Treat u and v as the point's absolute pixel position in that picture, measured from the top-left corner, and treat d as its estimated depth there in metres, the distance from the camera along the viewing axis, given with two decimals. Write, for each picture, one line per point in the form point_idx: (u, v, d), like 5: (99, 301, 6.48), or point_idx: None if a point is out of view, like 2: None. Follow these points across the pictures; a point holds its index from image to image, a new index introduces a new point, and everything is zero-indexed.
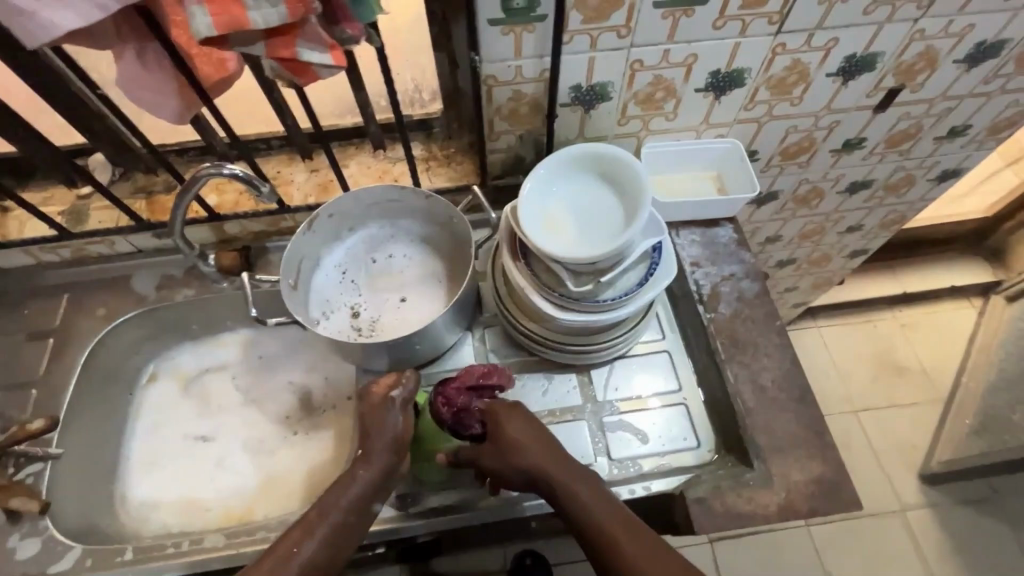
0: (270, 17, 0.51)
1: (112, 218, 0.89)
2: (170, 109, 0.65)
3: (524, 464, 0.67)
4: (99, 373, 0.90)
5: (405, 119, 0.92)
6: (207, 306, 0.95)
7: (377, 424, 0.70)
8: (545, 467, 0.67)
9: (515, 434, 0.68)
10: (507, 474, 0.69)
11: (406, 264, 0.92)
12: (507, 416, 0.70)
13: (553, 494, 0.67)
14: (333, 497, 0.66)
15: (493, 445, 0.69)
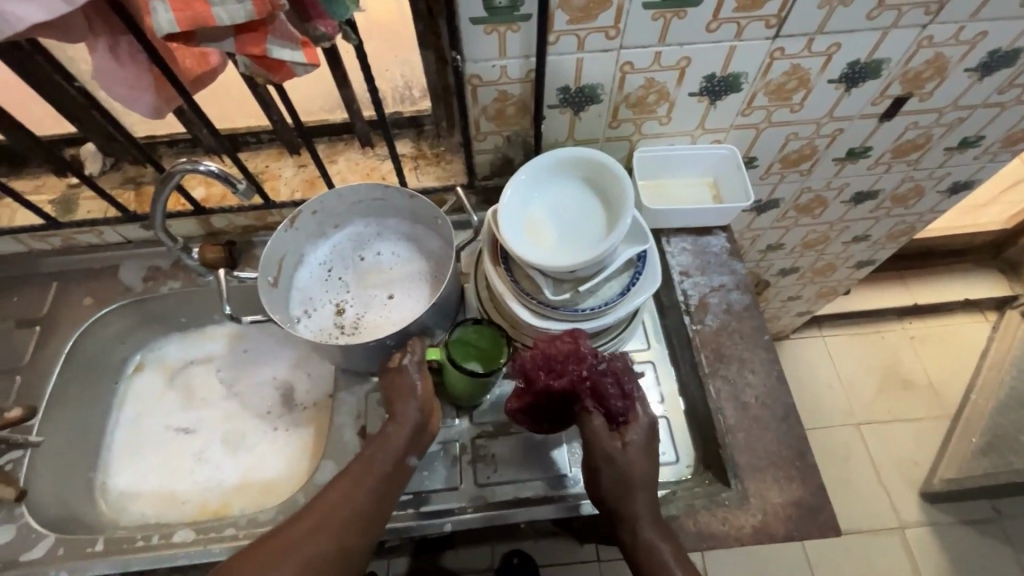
0: (235, 13, 0.50)
1: (101, 208, 0.90)
2: (147, 104, 0.64)
3: (630, 499, 0.67)
4: (85, 362, 0.91)
5: (395, 117, 0.91)
6: (192, 298, 0.95)
7: (400, 390, 0.72)
8: (646, 508, 0.67)
9: (639, 465, 0.67)
10: (611, 488, 0.67)
11: (394, 263, 0.90)
12: (639, 442, 0.69)
13: (633, 536, 0.67)
14: (358, 464, 0.68)
15: (623, 461, 0.67)
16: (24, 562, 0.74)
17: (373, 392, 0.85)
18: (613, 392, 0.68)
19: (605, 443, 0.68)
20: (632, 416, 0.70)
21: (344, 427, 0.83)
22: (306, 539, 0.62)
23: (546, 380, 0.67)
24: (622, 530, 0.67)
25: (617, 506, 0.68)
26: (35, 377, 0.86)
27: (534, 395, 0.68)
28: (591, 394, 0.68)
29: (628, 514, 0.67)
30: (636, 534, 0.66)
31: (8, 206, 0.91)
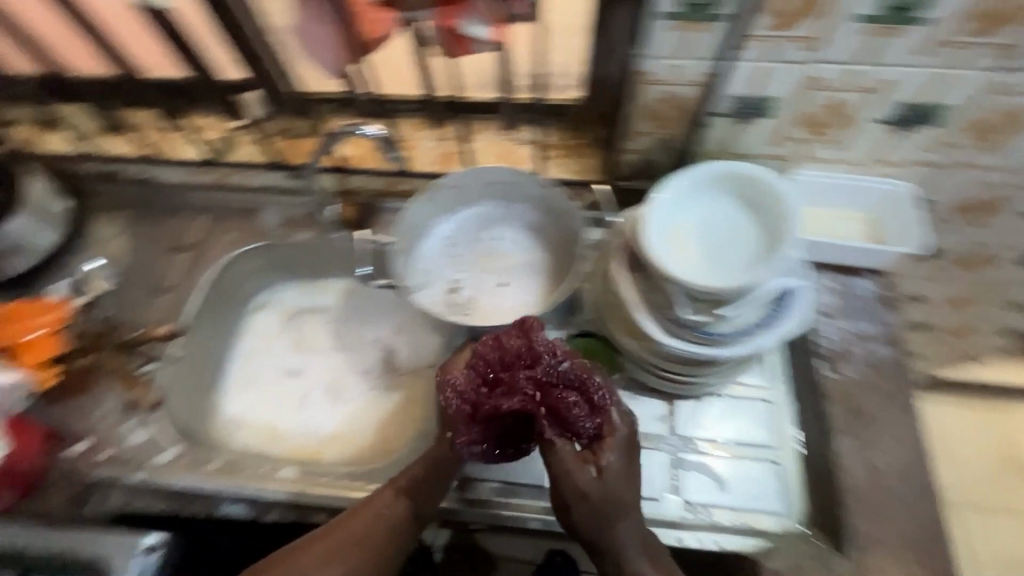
0: None
1: (256, 154, 0.98)
2: (336, 63, 0.68)
3: (611, 529, 0.64)
4: (220, 292, 0.97)
5: (540, 103, 0.86)
6: (317, 252, 0.99)
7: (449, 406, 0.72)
8: (629, 537, 0.64)
9: (619, 492, 0.63)
10: (590, 523, 0.63)
11: (513, 249, 0.88)
12: (618, 461, 0.64)
13: (617, 564, 0.64)
14: (403, 478, 0.70)
15: (600, 489, 0.63)
16: (153, 466, 0.79)
17: None
18: (579, 410, 0.64)
19: (575, 470, 0.63)
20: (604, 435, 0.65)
21: None
22: (350, 549, 0.65)
23: (491, 397, 0.65)
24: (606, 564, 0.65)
25: (598, 539, 0.64)
26: (182, 298, 0.93)
27: (482, 417, 0.66)
28: (551, 412, 0.65)
29: (609, 545, 0.64)
30: (618, 564, 0.64)
31: (181, 139, 0.99)
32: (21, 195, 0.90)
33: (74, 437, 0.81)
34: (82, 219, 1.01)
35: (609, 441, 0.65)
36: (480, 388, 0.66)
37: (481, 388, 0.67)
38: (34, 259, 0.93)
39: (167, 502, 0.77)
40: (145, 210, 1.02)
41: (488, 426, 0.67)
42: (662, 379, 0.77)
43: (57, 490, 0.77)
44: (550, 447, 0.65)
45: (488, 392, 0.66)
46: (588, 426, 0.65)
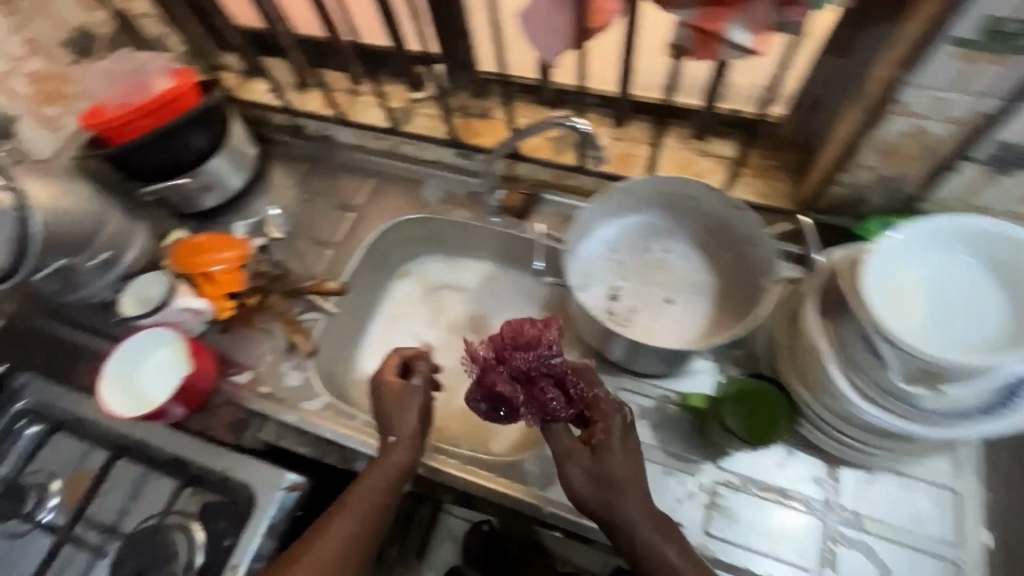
0: None
1: (432, 127, 0.99)
2: (552, 49, 0.64)
3: (618, 506, 0.63)
4: (375, 254, 1.01)
5: (736, 115, 0.82)
6: (470, 232, 1.00)
7: (402, 410, 0.72)
8: (638, 515, 0.63)
9: (618, 472, 0.64)
10: (600, 501, 0.63)
11: (677, 268, 0.84)
12: (610, 438, 0.65)
13: (631, 545, 0.62)
14: (357, 494, 0.68)
15: (599, 465, 0.64)
16: (303, 409, 0.83)
17: (621, 389, 0.79)
18: (561, 401, 0.67)
19: (583, 452, 0.65)
20: (596, 413, 0.68)
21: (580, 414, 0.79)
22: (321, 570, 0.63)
23: (493, 371, 0.70)
24: (624, 550, 0.63)
25: (612, 521, 0.63)
26: (343, 255, 0.98)
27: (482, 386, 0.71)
28: (532, 397, 0.69)
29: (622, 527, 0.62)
30: (632, 543, 0.62)
31: (364, 103, 1.03)
32: (225, 138, 0.98)
33: (240, 367, 0.87)
34: (265, 166, 1.09)
35: (600, 426, 0.66)
36: (486, 361, 0.71)
37: (489, 362, 0.71)
38: (222, 196, 1.02)
39: (313, 448, 0.83)
40: (318, 165, 1.08)
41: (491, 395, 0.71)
42: (833, 440, 0.69)
43: (221, 413, 0.84)
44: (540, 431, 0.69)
45: (486, 370, 0.70)
46: (567, 414, 0.68)
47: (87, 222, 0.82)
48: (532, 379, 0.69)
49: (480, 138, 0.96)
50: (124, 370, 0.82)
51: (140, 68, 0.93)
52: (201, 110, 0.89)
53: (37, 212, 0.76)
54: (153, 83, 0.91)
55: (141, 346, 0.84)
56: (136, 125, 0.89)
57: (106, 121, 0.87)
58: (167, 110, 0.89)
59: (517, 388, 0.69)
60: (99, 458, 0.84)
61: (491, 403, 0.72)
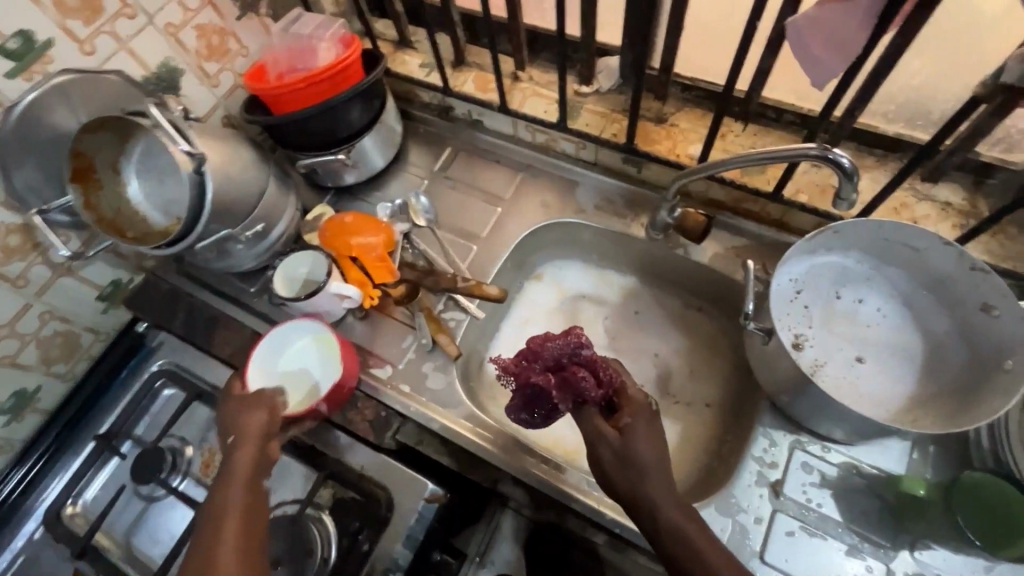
0: None
1: (599, 126, 0.90)
2: (826, 74, 0.56)
3: (644, 485, 0.58)
4: (517, 255, 0.95)
5: (976, 157, 0.71)
6: (624, 244, 0.92)
7: (244, 409, 0.70)
8: (663, 495, 0.58)
9: (645, 452, 0.59)
10: (625, 480, 0.59)
11: (875, 322, 0.75)
12: (636, 420, 0.62)
13: (656, 528, 0.57)
14: (219, 502, 0.61)
15: (627, 444, 0.60)
16: (445, 415, 0.79)
17: (801, 450, 0.72)
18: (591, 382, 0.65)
19: (616, 434, 0.61)
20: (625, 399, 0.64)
21: (751, 473, 0.71)
22: None
23: (527, 368, 0.67)
24: (650, 532, 0.58)
25: (639, 500, 0.58)
26: (486, 253, 0.92)
27: (518, 386, 0.68)
28: (565, 383, 0.65)
29: (647, 508, 0.58)
30: (656, 525, 0.57)
31: (522, 90, 0.95)
32: (380, 115, 0.93)
33: (380, 360, 0.84)
34: (405, 144, 1.03)
35: (628, 407, 0.63)
36: (520, 361, 0.69)
37: (522, 361, 0.69)
38: (365, 174, 0.97)
39: (451, 458, 0.80)
40: (462, 151, 1.02)
41: (528, 397, 0.68)
42: None
43: (360, 408, 0.80)
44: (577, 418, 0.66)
45: (521, 368, 0.68)
46: (599, 398, 0.64)
47: (250, 193, 0.80)
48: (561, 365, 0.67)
49: (655, 145, 0.86)
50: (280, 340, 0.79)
51: (308, 31, 0.88)
52: (369, 83, 0.84)
53: (212, 176, 0.73)
54: (321, 48, 0.86)
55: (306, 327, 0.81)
56: (299, 93, 0.84)
57: (271, 86, 0.82)
58: (333, 79, 0.84)
59: (548, 375, 0.66)
60: None
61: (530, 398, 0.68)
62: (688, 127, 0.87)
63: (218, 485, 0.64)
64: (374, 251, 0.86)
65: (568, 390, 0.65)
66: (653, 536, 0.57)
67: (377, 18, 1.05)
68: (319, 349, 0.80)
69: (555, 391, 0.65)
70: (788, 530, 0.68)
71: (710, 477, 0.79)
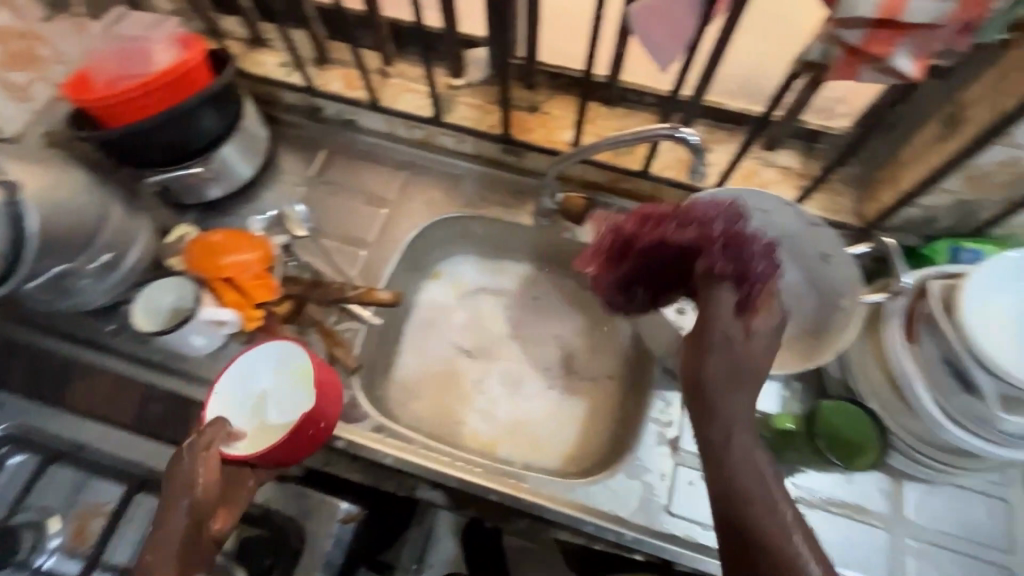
0: (926, 10, 0.43)
1: (477, 119, 0.90)
2: (667, 55, 0.59)
3: (737, 394, 0.51)
4: (409, 256, 0.93)
5: (803, 125, 0.80)
6: (515, 233, 0.94)
7: (186, 479, 0.60)
8: (747, 415, 0.51)
9: (761, 358, 0.54)
10: (718, 413, 0.51)
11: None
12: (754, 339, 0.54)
13: (729, 448, 0.50)
14: None
15: (727, 376, 0.52)
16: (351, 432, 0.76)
17: None
18: (756, 255, 0.59)
19: (738, 349, 0.53)
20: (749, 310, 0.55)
21: (652, 433, 0.77)
22: None
23: (649, 232, 0.65)
24: (731, 494, 0.48)
25: (726, 447, 0.50)
26: (376, 258, 0.89)
27: (638, 246, 0.66)
28: (724, 246, 0.59)
29: (724, 419, 0.51)
30: (743, 483, 0.48)
31: (394, 86, 0.93)
32: (238, 121, 0.85)
33: None
34: (273, 150, 0.96)
35: (767, 305, 0.56)
36: (637, 225, 0.67)
37: (642, 223, 0.66)
38: (229, 187, 0.89)
39: (363, 475, 0.77)
40: (338, 153, 0.97)
41: (640, 261, 0.67)
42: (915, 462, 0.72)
43: None
44: (709, 280, 0.58)
45: (643, 231, 0.66)
46: (754, 275, 0.58)
47: (87, 221, 0.70)
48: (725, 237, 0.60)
49: (529, 134, 0.89)
50: (248, 364, 0.69)
51: (137, 32, 0.78)
52: (219, 87, 0.77)
53: (33, 206, 0.64)
54: (155, 51, 0.77)
55: (273, 354, 0.69)
56: (136, 103, 0.75)
57: (101, 97, 0.73)
58: (174, 85, 0.76)
59: (707, 238, 0.60)
60: (113, 491, 0.72)
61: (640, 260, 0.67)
62: (560, 114, 0.89)
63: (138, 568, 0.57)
64: (249, 270, 0.79)
65: (717, 254, 0.59)
66: (729, 499, 0.48)
67: (223, 14, 0.97)
68: (291, 380, 0.67)
69: (713, 248, 0.59)
70: (690, 480, 0.74)
71: (618, 444, 0.83)
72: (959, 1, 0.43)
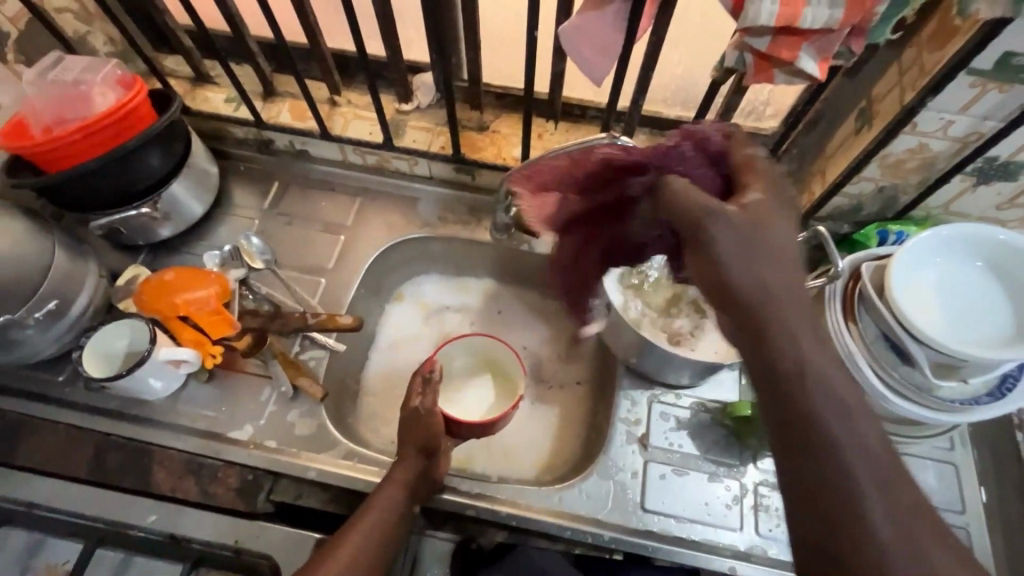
0: (819, 18, 0.48)
1: (428, 141, 0.92)
2: (599, 71, 0.62)
3: (768, 287, 0.48)
4: (371, 279, 0.93)
5: (734, 127, 0.86)
6: (473, 250, 0.95)
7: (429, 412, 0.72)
8: (802, 321, 0.47)
9: (774, 240, 0.49)
10: (793, 375, 0.45)
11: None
12: (779, 237, 0.50)
13: (799, 359, 0.46)
14: (381, 498, 0.66)
15: (774, 291, 0.48)
16: (322, 461, 0.75)
17: (658, 401, 0.80)
18: (685, 158, 0.57)
19: (761, 246, 0.49)
20: (752, 206, 0.51)
21: (622, 432, 0.78)
22: (385, 547, 0.64)
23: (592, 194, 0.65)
24: (835, 498, 0.42)
25: (818, 432, 0.44)
26: (338, 285, 0.89)
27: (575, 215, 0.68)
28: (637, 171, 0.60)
29: (782, 326, 0.46)
30: (811, 391, 0.45)
31: (342, 115, 0.94)
32: (187, 159, 0.85)
33: (235, 423, 0.76)
34: (225, 186, 0.96)
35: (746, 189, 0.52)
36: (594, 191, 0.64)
37: (594, 191, 0.64)
38: (179, 226, 0.88)
39: (336, 504, 0.76)
40: (292, 184, 0.97)
41: (592, 232, 0.67)
42: None
43: (223, 477, 0.73)
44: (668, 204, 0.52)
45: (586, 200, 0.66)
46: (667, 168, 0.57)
47: (28, 272, 0.69)
48: (713, 156, 0.56)
49: (480, 153, 0.91)
50: (464, 347, 0.87)
51: (71, 76, 0.77)
52: (163, 126, 0.76)
53: None
54: (95, 94, 0.76)
55: (474, 344, 0.87)
56: (77, 146, 0.73)
57: (37, 142, 0.71)
58: (116, 126, 0.75)
59: (676, 155, 0.57)
60: (71, 549, 0.72)
61: (608, 238, 0.67)
62: (508, 132, 0.92)
63: (382, 483, 0.68)
64: (207, 305, 0.76)
65: (628, 185, 0.61)
66: (821, 486, 0.43)
67: (165, 53, 0.97)
68: (488, 360, 0.88)
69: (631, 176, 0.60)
70: (661, 474, 0.76)
71: (589, 448, 0.84)
72: (849, 5, 0.48)
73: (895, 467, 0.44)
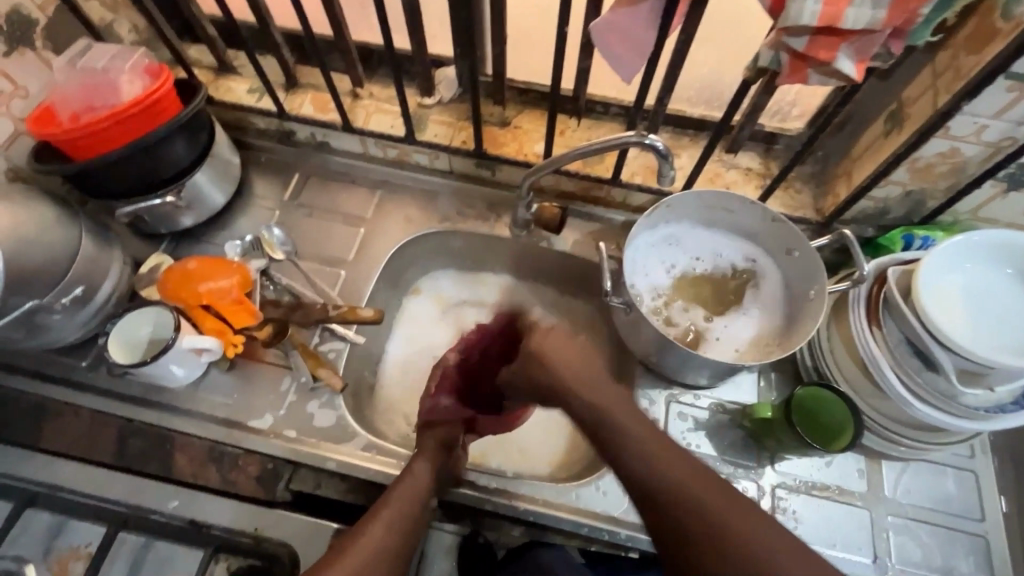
0: (861, 18, 0.48)
1: (449, 135, 0.91)
2: (629, 68, 0.62)
3: (559, 383, 0.68)
4: (389, 273, 0.93)
5: (759, 127, 0.85)
6: (492, 245, 0.95)
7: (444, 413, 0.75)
8: (589, 396, 0.65)
9: (554, 356, 0.69)
10: (602, 435, 0.63)
11: (730, 272, 0.84)
12: (558, 347, 0.70)
13: (597, 423, 0.64)
14: (401, 488, 0.67)
15: (562, 377, 0.68)
16: (340, 452, 0.75)
17: (676, 402, 0.80)
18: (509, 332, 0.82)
19: (544, 354, 0.70)
20: (539, 342, 0.71)
21: None
22: (405, 538, 0.64)
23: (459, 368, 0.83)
24: (662, 511, 0.57)
25: (624, 470, 0.61)
26: (357, 278, 0.89)
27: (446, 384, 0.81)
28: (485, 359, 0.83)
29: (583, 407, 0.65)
30: (613, 438, 0.62)
31: (365, 108, 0.93)
32: (210, 149, 0.85)
33: (255, 413, 0.77)
34: (246, 176, 0.96)
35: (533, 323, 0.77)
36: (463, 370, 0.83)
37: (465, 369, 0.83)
38: (201, 216, 0.89)
39: (354, 495, 0.76)
40: (312, 176, 0.97)
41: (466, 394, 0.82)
42: (889, 443, 0.75)
43: (243, 465, 0.73)
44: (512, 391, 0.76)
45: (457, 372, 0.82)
46: (502, 339, 0.82)
47: (56, 258, 0.70)
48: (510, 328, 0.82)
49: (502, 148, 0.90)
50: None
51: (99, 65, 0.77)
52: (189, 115, 0.77)
53: None
54: (122, 83, 0.76)
55: None
56: (104, 134, 0.74)
57: (65, 129, 0.72)
58: (142, 115, 0.75)
59: (500, 345, 0.82)
60: (92, 533, 0.73)
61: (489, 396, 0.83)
62: (530, 128, 0.92)
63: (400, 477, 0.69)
64: (229, 295, 0.78)
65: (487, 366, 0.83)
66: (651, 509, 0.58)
67: (189, 43, 0.97)
68: None
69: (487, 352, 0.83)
70: None
71: None
72: (892, 6, 0.47)
73: (690, 477, 0.57)
